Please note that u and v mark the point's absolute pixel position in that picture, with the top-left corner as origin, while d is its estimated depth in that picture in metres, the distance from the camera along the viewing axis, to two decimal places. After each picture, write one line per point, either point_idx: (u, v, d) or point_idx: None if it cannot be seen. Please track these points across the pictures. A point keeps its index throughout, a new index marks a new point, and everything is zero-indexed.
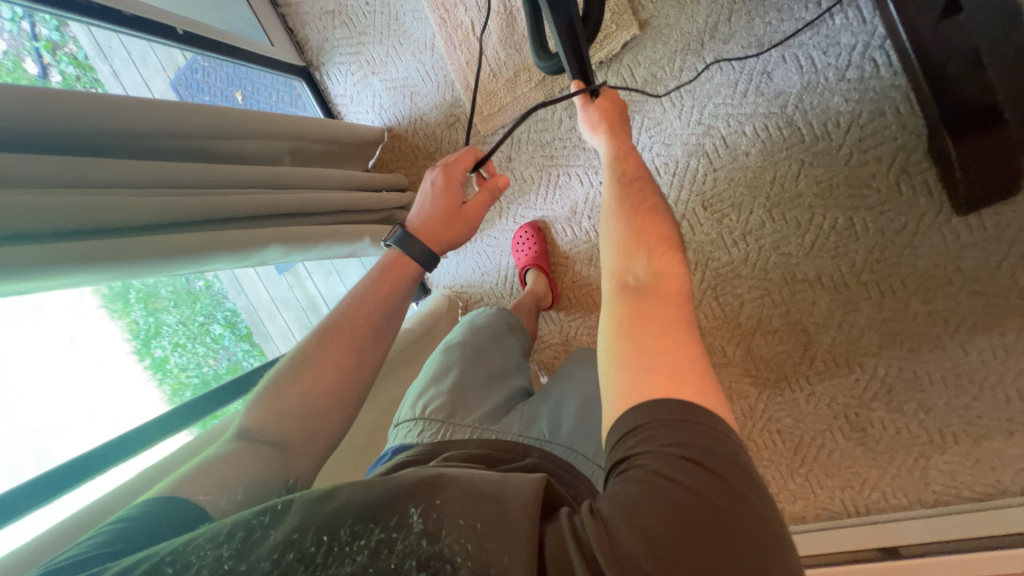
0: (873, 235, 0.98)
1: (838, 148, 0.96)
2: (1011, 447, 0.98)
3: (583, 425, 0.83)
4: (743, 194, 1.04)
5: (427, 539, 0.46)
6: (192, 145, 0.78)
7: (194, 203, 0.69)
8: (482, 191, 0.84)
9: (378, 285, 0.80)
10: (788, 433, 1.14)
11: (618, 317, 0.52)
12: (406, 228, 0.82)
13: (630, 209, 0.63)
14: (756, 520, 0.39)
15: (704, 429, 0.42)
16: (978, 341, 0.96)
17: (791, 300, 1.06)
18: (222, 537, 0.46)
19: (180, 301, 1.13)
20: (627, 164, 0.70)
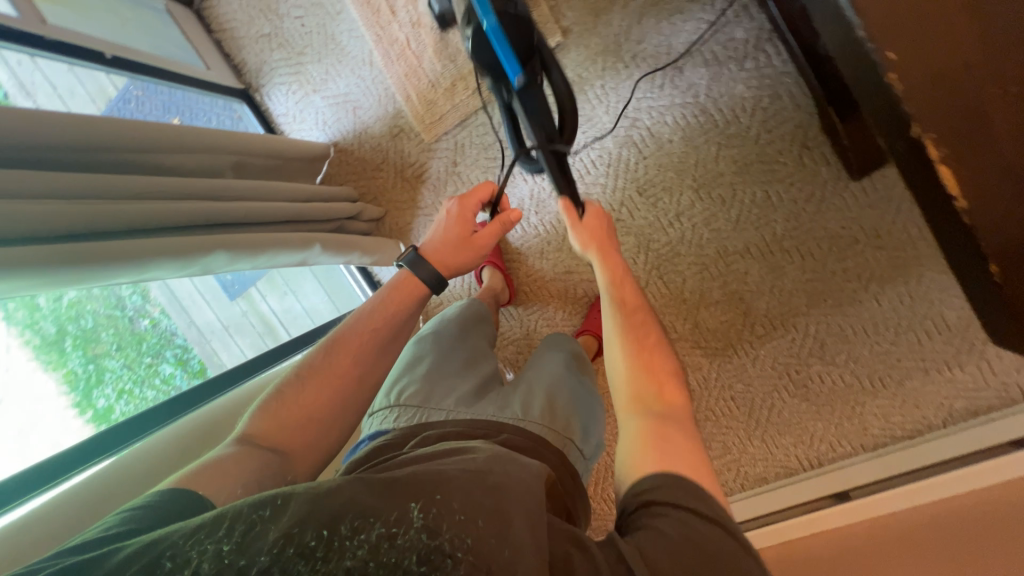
0: (788, 205, 1.08)
1: (748, 130, 1.07)
2: (929, 383, 1.09)
3: (552, 402, 0.87)
4: (672, 177, 1.13)
5: (427, 533, 0.45)
6: (125, 159, 0.76)
7: (135, 212, 0.68)
8: (494, 222, 0.86)
9: (387, 305, 0.82)
10: (741, 398, 1.21)
11: (642, 440, 0.56)
12: (419, 251, 0.85)
13: (636, 341, 0.68)
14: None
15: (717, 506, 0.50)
16: (888, 291, 1.08)
17: (727, 272, 1.15)
18: (222, 530, 0.43)
19: (124, 344, 1.11)
20: (623, 288, 0.77)
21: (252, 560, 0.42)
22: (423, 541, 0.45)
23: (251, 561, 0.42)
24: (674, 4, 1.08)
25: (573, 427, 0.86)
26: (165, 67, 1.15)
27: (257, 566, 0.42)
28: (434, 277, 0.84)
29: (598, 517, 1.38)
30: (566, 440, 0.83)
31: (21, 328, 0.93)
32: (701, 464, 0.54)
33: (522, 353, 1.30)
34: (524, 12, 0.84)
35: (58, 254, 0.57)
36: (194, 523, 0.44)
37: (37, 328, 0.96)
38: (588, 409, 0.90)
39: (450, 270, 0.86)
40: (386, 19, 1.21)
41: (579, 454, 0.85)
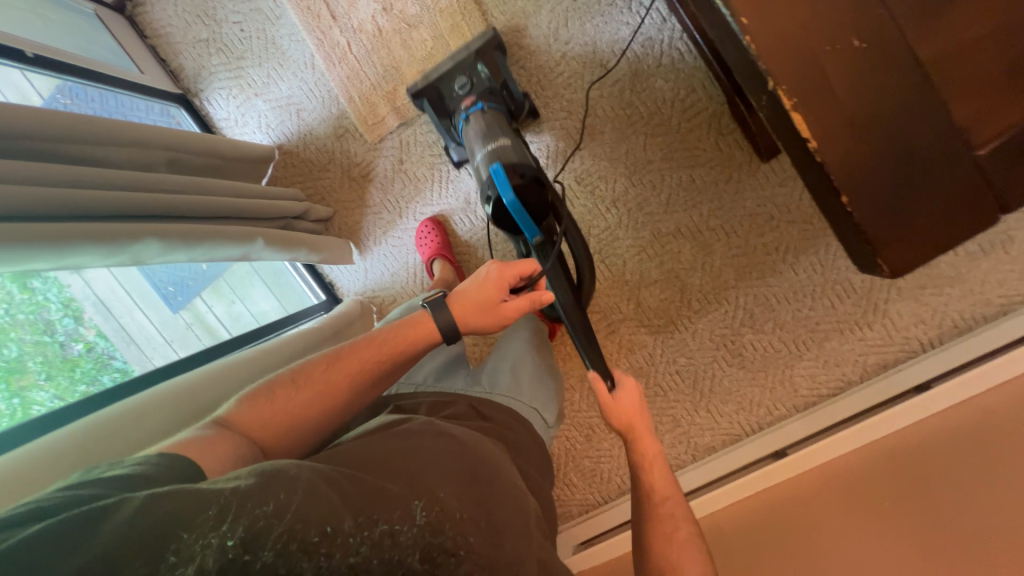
0: (711, 187, 1.19)
1: (669, 120, 1.17)
2: (845, 343, 1.21)
3: (517, 375, 0.91)
4: (606, 167, 1.21)
5: (431, 530, 0.49)
6: (40, 148, 0.74)
7: (48, 195, 0.67)
8: (523, 298, 0.83)
9: (399, 336, 0.78)
10: (685, 371, 1.28)
11: None
12: (445, 299, 0.82)
13: (658, 536, 0.70)
14: None
15: None
16: (803, 261, 1.19)
17: (663, 252, 1.23)
18: (226, 524, 0.42)
19: (54, 371, 1.01)
20: (655, 477, 0.78)
21: (258, 555, 0.41)
22: (424, 541, 0.48)
23: (256, 556, 0.41)
24: (596, 9, 1.18)
25: (536, 397, 0.89)
26: (97, 70, 1.13)
27: (261, 560, 0.41)
28: (450, 329, 0.80)
29: (562, 502, 1.41)
30: (530, 410, 0.87)
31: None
32: None
33: (478, 344, 1.32)
34: (540, 176, 0.91)
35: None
36: (193, 509, 0.42)
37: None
38: (552, 383, 0.95)
39: (468, 328, 0.82)
40: (326, 24, 1.24)
41: (542, 423, 0.88)
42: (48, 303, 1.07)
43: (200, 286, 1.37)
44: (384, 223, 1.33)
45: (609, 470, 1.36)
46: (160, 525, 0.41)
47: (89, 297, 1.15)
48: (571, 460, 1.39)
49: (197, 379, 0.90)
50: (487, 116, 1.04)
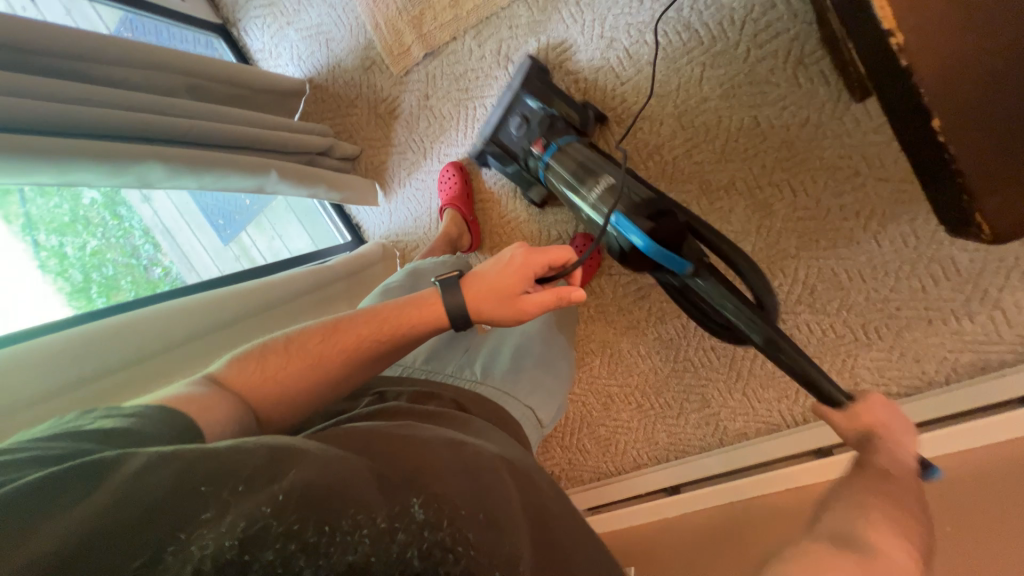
0: (780, 133, 0.97)
1: (735, 47, 0.96)
2: (932, 335, 0.99)
3: (515, 365, 0.78)
4: (651, 104, 1.04)
5: (429, 527, 0.42)
6: (50, 64, 0.75)
7: (46, 108, 0.67)
8: (549, 292, 0.66)
9: (401, 314, 0.64)
10: (722, 348, 1.16)
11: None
12: (459, 278, 0.67)
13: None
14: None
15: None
16: (890, 231, 0.96)
17: (710, 210, 1.05)
18: (226, 523, 0.36)
19: (141, 289, 1.11)
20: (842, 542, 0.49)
21: (258, 556, 0.36)
22: (422, 536, 0.42)
23: (254, 558, 0.36)
24: None
25: (532, 396, 0.76)
26: None
27: (260, 562, 0.36)
28: (460, 313, 0.65)
29: (574, 467, 1.35)
30: (523, 408, 0.74)
31: (53, 276, 0.98)
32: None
33: None
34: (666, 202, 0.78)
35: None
36: (189, 497, 0.37)
37: (67, 276, 1.00)
38: (552, 381, 0.82)
39: (480, 319, 0.66)
40: None
41: (534, 424, 0.76)
42: (132, 230, 1.20)
43: (245, 221, 1.43)
44: (408, 164, 1.28)
45: (626, 442, 1.28)
46: (154, 498, 0.36)
47: (158, 225, 1.26)
48: (585, 426, 1.32)
49: (217, 297, 0.90)
50: (573, 148, 0.91)
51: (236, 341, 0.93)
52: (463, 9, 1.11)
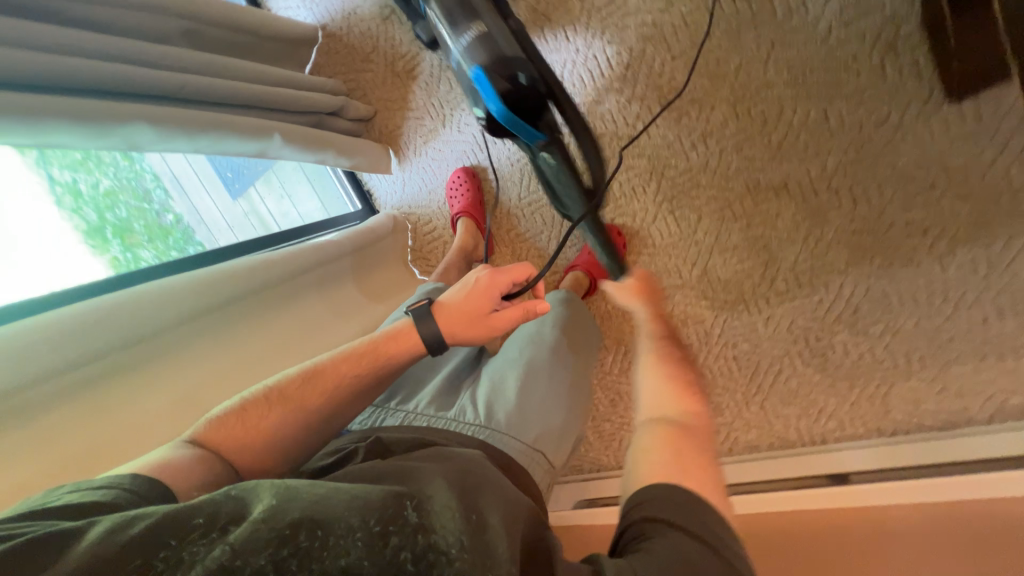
0: (850, 132, 0.85)
1: (815, 23, 0.82)
2: (983, 372, 0.90)
3: (520, 403, 0.72)
4: (704, 85, 0.91)
5: (421, 532, 0.41)
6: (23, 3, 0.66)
7: (13, 56, 0.59)
8: (516, 306, 0.72)
9: (377, 348, 0.71)
10: (744, 359, 1.07)
11: (657, 447, 0.51)
12: (430, 306, 0.73)
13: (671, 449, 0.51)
14: (704, 507, 0.44)
15: (701, 509, 0.44)
16: (959, 255, 0.85)
17: (754, 212, 0.96)
18: (215, 532, 0.38)
19: (154, 237, 1.07)
20: (684, 401, 0.59)
21: (248, 562, 0.36)
22: (414, 539, 0.41)
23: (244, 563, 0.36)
24: None
25: (543, 439, 0.70)
26: None
27: (252, 567, 0.37)
28: (434, 340, 0.71)
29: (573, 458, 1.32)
30: (532, 452, 0.67)
31: (69, 213, 0.96)
32: (709, 472, 0.49)
33: None
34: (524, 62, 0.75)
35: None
36: (178, 517, 0.39)
37: (82, 214, 0.98)
38: (568, 414, 0.75)
39: (455, 341, 0.72)
40: None
41: (546, 467, 0.69)
42: (144, 173, 1.12)
43: (255, 176, 1.33)
44: (425, 131, 1.18)
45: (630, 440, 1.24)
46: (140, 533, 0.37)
47: (167, 172, 1.17)
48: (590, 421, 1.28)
49: (229, 270, 0.85)
50: None
51: (238, 322, 0.87)
52: None
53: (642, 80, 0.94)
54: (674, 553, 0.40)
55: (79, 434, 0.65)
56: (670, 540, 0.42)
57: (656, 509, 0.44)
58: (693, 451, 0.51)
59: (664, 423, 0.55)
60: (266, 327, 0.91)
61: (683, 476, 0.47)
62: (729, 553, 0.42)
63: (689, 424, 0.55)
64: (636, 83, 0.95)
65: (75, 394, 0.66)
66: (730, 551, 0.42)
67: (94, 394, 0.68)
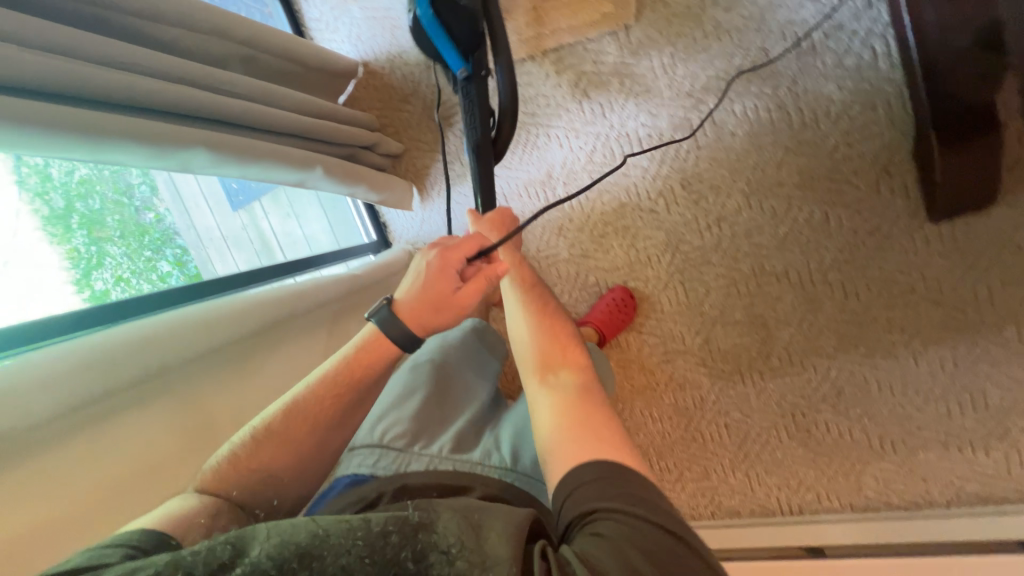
0: (847, 235, 0.96)
1: (825, 138, 0.92)
2: (945, 459, 1.00)
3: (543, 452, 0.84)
4: (723, 176, 1.00)
5: (421, 530, 0.47)
6: (86, 14, 0.66)
7: (79, 70, 0.59)
8: (476, 279, 0.73)
9: (350, 367, 0.76)
10: (735, 426, 1.13)
11: (559, 415, 0.59)
12: (391, 306, 0.75)
13: (573, 412, 0.59)
14: (638, 481, 0.50)
15: (630, 480, 0.50)
16: (931, 352, 0.96)
17: (757, 293, 1.04)
18: (223, 545, 0.44)
19: (127, 233, 1.01)
20: (574, 356, 0.69)
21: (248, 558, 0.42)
22: (413, 538, 0.45)
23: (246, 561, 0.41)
24: None
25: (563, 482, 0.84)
26: None
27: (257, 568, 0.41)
28: (405, 338, 0.74)
29: None
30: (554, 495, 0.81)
31: (32, 196, 0.86)
32: (610, 425, 0.57)
33: None
34: None
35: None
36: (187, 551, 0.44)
37: (47, 200, 0.88)
38: None
39: (424, 330, 0.75)
40: None
41: None
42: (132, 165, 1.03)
43: (262, 191, 1.31)
44: (453, 174, 1.21)
45: None
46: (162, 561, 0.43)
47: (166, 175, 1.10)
48: None
49: (245, 307, 0.82)
50: None
51: (245, 357, 0.85)
52: (546, 29, 1.03)
53: (669, 160, 1.02)
54: (630, 542, 0.44)
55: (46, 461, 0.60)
56: (614, 527, 0.45)
57: (601, 499, 0.48)
58: (590, 409, 0.59)
59: (558, 387, 0.63)
60: (267, 364, 0.89)
61: (584, 446, 0.54)
62: (665, 517, 0.47)
63: (580, 380, 0.64)
64: (663, 162, 1.03)
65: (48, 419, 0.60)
66: (673, 522, 0.46)
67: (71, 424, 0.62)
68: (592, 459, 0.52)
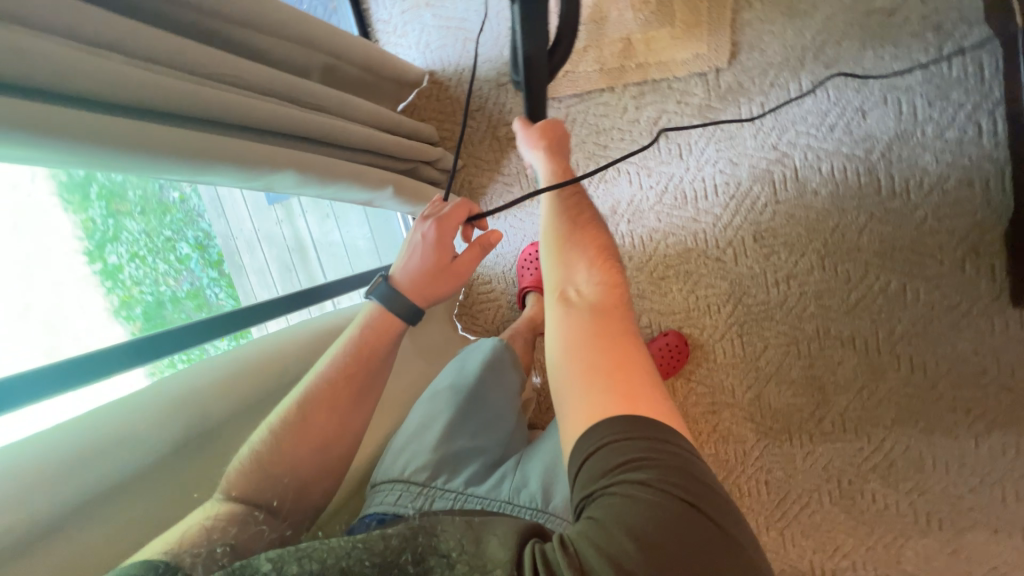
0: (921, 307, 0.93)
1: (914, 209, 0.90)
2: (991, 543, 0.97)
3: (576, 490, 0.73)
4: (798, 233, 0.97)
5: (421, 536, 0.49)
6: (188, 20, 0.62)
7: (185, 88, 0.56)
8: (472, 247, 0.78)
9: (358, 350, 0.75)
10: (775, 485, 1.08)
11: (573, 342, 0.56)
12: (391, 282, 0.77)
13: (588, 339, 0.55)
14: (662, 440, 0.45)
15: (653, 425, 0.47)
16: (993, 437, 0.94)
17: (818, 354, 1.01)
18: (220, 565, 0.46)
19: (148, 209, 0.94)
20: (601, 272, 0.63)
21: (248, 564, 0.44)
22: (413, 543, 0.47)
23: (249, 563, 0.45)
24: (890, 33, 0.87)
25: None
26: None
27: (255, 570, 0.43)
28: (411, 308, 0.77)
29: None
30: None
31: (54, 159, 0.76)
32: (631, 357, 0.54)
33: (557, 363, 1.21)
34: None
35: (68, 118, 0.45)
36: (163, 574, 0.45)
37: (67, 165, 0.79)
38: None
39: (429, 299, 0.78)
40: None
41: None
42: None
43: None
44: (510, 197, 1.16)
45: None
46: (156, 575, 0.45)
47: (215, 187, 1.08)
48: None
49: (293, 345, 0.84)
50: None
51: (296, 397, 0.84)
52: (633, 62, 0.99)
53: (743, 209, 0.99)
54: (641, 518, 0.40)
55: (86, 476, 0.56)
56: (606, 506, 0.42)
57: (613, 456, 0.45)
58: (608, 337, 0.55)
59: (575, 309, 0.59)
60: None
61: (601, 393, 0.50)
62: (659, 479, 0.42)
63: (598, 302, 0.60)
64: (736, 210, 1.00)
65: (90, 428, 0.58)
66: (697, 498, 0.42)
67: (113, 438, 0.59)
68: (604, 418, 0.48)
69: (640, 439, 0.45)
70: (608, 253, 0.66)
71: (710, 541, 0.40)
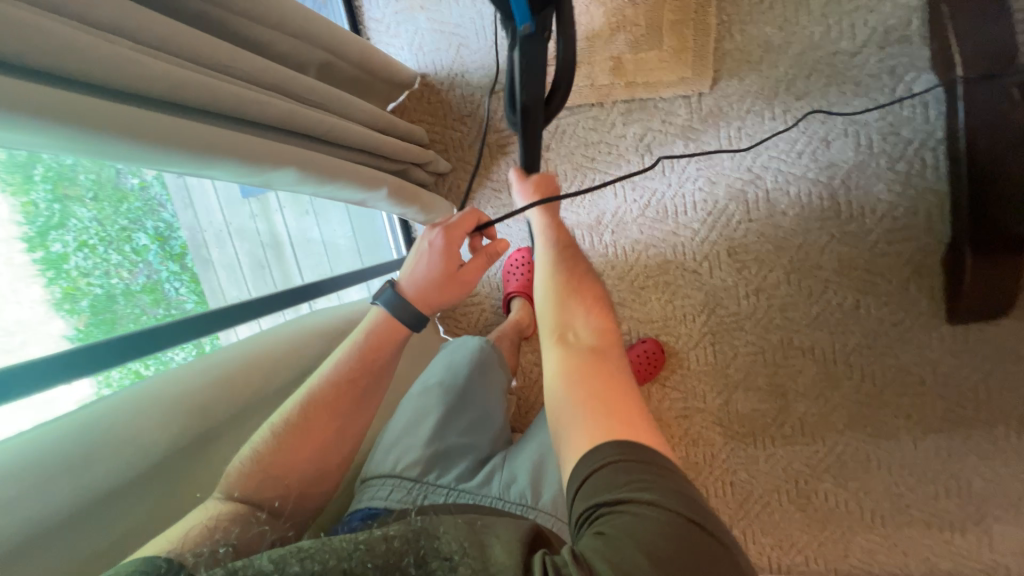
0: (872, 322, 1.02)
1: (868, 232, 0.99)
2: (926, 536, 1.07)
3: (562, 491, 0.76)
4: (767, 250, 1.04)
5: (421, 535, 0.46)
6: (187, 7, 0.61)
7: (188, 76, 0.55)
8: (481, 255, 0.80)
9: (361, 351, 0.73)
10: (740, 486, 1.14)
11: (571, 377, 0.58)
12: (397, 288, 0.76)
13: (585, 372, 0.57)
14: (662, 467, 0.47)
15: (651, 454, 0.48)
16: (929, 440, 1.05)
17: (782, 363, 1.09)
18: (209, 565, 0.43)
19: (103, 195, 0.88)
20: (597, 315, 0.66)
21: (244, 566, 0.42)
22: (415, 543, 0.45)
23: (250, 561, 0.42)
24: (853, 73, 0.96)
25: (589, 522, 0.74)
26: None
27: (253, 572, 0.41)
28: (416, 314, 0.76)
29: None
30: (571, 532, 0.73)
31: None
32: (628, 392, 0.56)
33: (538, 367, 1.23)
34: None
35: (69, 103, 0.43)
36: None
37: None
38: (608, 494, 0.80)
39: (434, 304, 0.78)
40: None
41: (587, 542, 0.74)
42: None
43: None
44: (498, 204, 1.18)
45: None
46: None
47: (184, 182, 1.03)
48: None
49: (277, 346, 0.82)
50: None
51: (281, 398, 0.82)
52: (622, 80, 1.04)
53: (719, 225, 1.06)
54: (648, 534, 0.41)
55: (39, 476, 0.53)
56: (612, 522, 0.43)
57: (615, 479, 0.46)
58: (605, 373, 0.57)
59: (572, 347, 0.61)
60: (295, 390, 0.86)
61: (598, 423, 0.52)
62: (664, 498, 0.44)
63: (595, 342, 0.62)
64: (712, 226, 1.06)
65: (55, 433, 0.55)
66: (701, 517, 0.44)
67: (79, 440, 0.57)
68: (601, 443, 0.49)
69: (637, 465, 0.47)
70: (602, 300, 0.69)
71: (711, 558, 0.41)
